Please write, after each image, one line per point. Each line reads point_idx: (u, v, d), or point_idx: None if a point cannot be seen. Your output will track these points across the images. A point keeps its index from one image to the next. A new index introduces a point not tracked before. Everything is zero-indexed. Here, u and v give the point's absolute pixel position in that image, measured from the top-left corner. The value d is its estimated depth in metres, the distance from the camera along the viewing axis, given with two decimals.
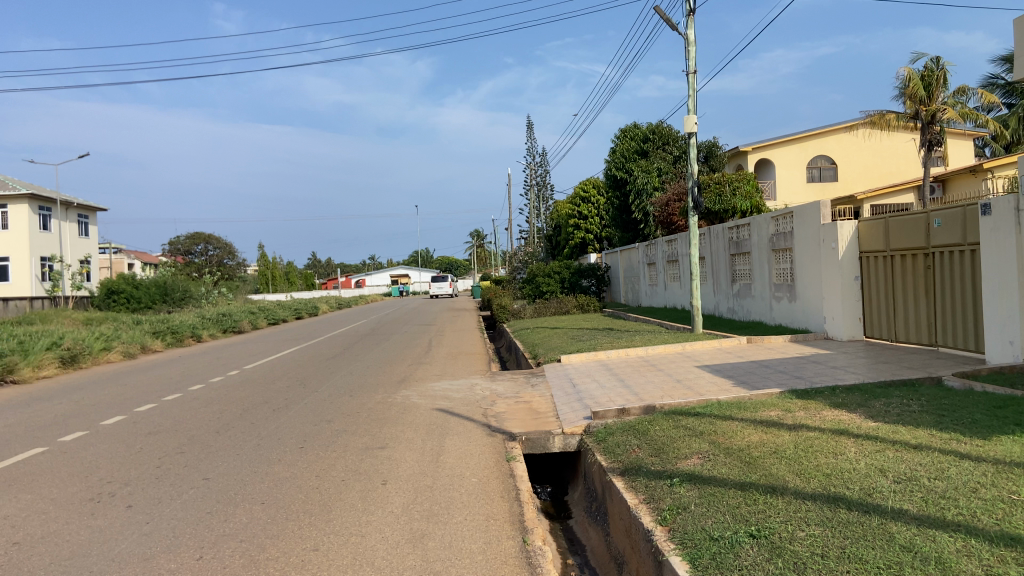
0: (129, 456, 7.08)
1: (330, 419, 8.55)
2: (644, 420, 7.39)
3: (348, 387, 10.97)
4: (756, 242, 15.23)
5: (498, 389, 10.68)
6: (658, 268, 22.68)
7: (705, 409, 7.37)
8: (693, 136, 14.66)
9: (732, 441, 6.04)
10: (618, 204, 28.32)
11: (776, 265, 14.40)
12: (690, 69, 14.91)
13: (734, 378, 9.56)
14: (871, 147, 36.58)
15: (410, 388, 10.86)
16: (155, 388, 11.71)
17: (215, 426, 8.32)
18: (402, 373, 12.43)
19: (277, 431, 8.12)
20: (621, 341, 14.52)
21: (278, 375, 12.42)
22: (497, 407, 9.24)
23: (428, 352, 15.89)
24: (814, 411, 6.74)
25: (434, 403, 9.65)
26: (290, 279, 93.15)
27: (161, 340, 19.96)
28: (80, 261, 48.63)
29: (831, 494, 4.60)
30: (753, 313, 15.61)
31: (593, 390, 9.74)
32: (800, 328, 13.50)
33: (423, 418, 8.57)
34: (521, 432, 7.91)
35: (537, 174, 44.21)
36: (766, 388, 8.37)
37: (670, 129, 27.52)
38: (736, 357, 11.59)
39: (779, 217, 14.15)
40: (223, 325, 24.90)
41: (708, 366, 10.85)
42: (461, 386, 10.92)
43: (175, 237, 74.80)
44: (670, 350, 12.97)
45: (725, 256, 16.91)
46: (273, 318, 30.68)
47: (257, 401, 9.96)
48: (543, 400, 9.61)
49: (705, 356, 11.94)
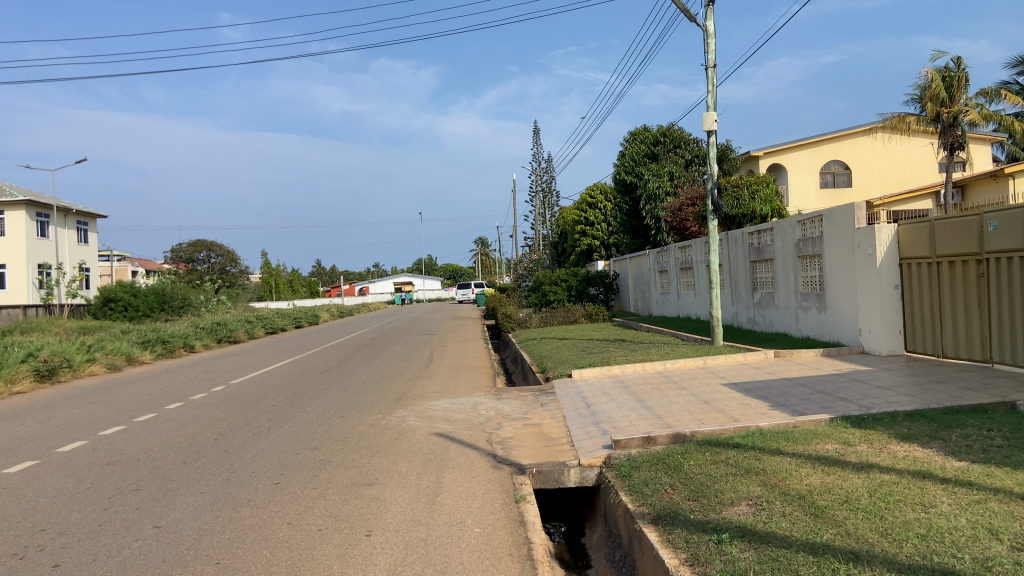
0: (73, 494, 6.05)
1: (314, 447, 7.52)
2: (675, 452, 6.36)
3: (339, 406, 9.96)
4: (780, 248, 14.22)
5: (504, 409, 9.66)
6: (670, 276, 21.68)
7: (745, 439, 6.33)
8: (713, 134, 13.70)
9: (790, 484, 5.00)
10: (628, 209, 27.23)
11: (804, 273, 13.37)
12: (710, 62, 13.93)
13: (770, 399, 8.51)
14: (886, 152, 35.59)
15: (407, 407, 9.82)
16: (129, 406, 10.69)
17: (181, 454, 7.31)
18: (399, 390, 11.41)
19: (253, 460, 7.09)
20: (636, 353, 13.48)
21: (265, 393, 11.40)
22: (503, 431, 8.21)
23: (430, 365, 14.88)
24: (878, 446, 5.70)
25: (433, 426, 8.61)
26: (294, 286, 92.30)
27: (150, 351, 18.98)
28: (78, 268, 47.73)
29: (938, 568, 3.57)
30: (776, 324, 14.59)
31: (611, 412, 8.70)
32: (830, 340, 12.46)
33: (419, 446, 7.54)
34: (531, 463, 6.87)
35: (542, 180, 43.30)
36: (811, 412, 7.33)
37: (681, 131, 26.66)
38: (766, 373, 10.53)
39: (807, 221, 13.12)
40: (219, 335, 23.94)
41: (738, 384, 9.79)
42: (464, 406, 9.90)
43: (177, 243, 73.76)
44: (691, 365, 11.91)
45: (745, 263, 15.89)
46: (272, 328, 29.70)
47: (236, 423, 8.95)
48: (554, 423, 8.58)
49: (732, 372, 10.87)
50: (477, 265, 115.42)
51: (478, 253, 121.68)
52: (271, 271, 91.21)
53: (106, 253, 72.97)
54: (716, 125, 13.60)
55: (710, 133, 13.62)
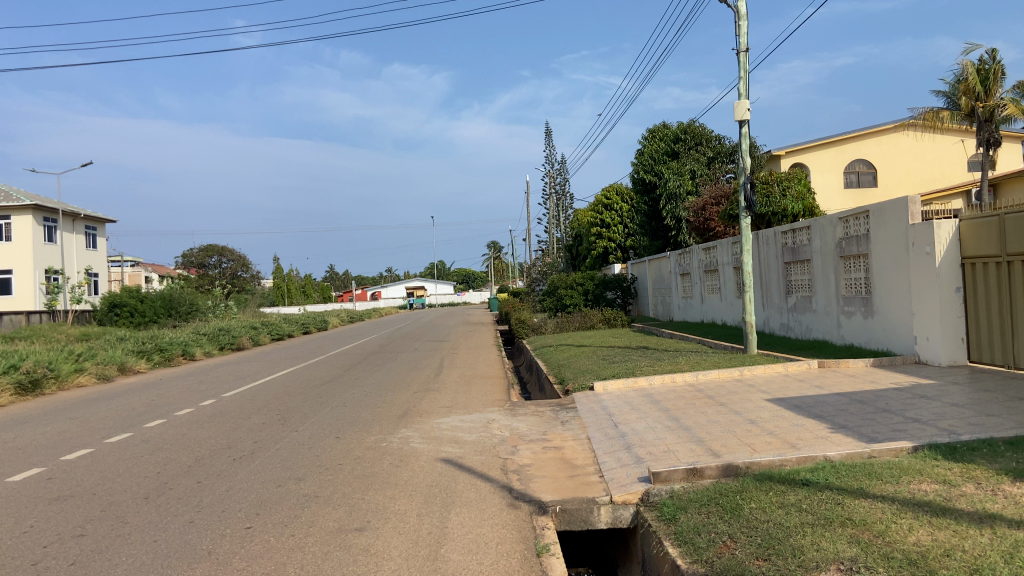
0: (1, 542, 4.99)
1: (300, 477, 6.45)
2: (730, 490, 5.25)
3: (334, 424, 8.95)
4: (818, 248, 13.09)
5: (520, 429, 8.56)
6: (693, 280, 20.55)
7: (814, 474, 5.23)
8: (746, 125, 12.61)
9: (894, 545, 3.89)
10: (647, 210, 26.05)
11: (846, 275, 12.24)
12: (741, 46, 12.83)
13: (827, 418, 7.37)
14: (913, 151, 34.28)
15: (412, 426, 8.75)
16: (106, 424, 9.68)
17: (145, 489, 6.26)
18: (403, 404, 10.35)
19: (227, 494, 6.03)
20: (663, 362, 12.37)
21: (257, 408, 10.36)
22: (520, 457, 7.12)
23: (439, 375, 13.82)
24: (988, 488, 4.58)
25: (439, 450, 7.53)
26: (306, 291, 91.72)
27: (145, 360, 18.04)
28: (86, 272, 47.06)
29: None
30: (814, 331, 13.44)
31: (643, 433, 7.57)
32: (879, 348, 11.33)
33: (423, 476, 6.46)
34: (555, 499, 5.77)
35: (555, 182, 42.20)
36: (885, 439, 6.20)
37: (702, 128, 25.49)
38: (814, 387, 9.37)
39: (850, 218, 11.99)
40: (221, 341, 23.01)
41: (784, 399, 8.65)
42: (475, 424, 8.83)
43: (188, 248, 73.33)
44: (726, 377, 10.77)
45: (778, 265, 14.76)
46: (278, 334, 28.76)
47: (217, 445, 7.91)
48: (578, 446, 7.49)
49: (774, 386, 9.72)
50: (491, 270, 114.27)
51: (490, 257, 120.52)
52: (284, 278, 90.54)
53: (119, 258, 72.60)
54: (750, 114, 12.51)
55: (743, 123, 12.54)
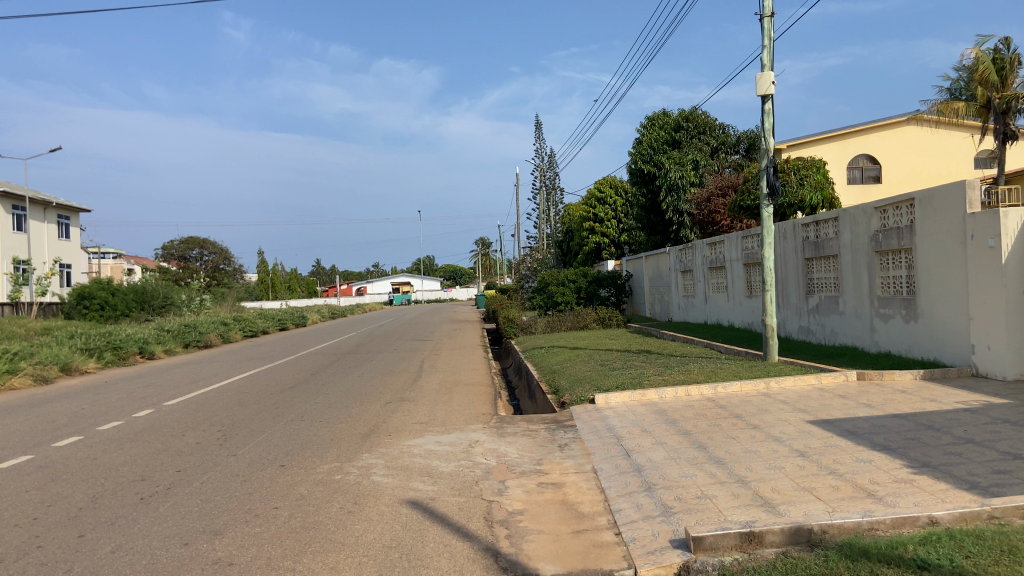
0: None
1: (218, 530, 4.85)
2: (811, 570, 3.68)
3: (282, 446, 7.32)
4: (847, 243, 11.61)
5: (511, 455, 6.96)
6: (696, 277, 19.03)
7: (930, 552, 3.68)
8: (769, 101, 11.12)
9: None
10: (645, 203, 24.47)
11: (883, 273, 10.78)
12: (765, 12, 11.32)
13: (900, 453, 5.84)
14: (917, 147, 32.97)
15: (376, 450, 7.12)
16: (8, 441, 8.00)
17: (1, 548, 4.61)
18: (371, 419, 8.73)
19: (110, 558, 4.42)
20: (674, 370, 10.80)
21: (196, 422, 8.71)
22: (510, 499, 5.53)
23: (417, 382, 12.21)
24: None
25: (408, 486, 5.91)
26: (291, 286, 89.73)
27: (95, 359, 16.37)
28: (57, 264, 45.07)
29: None
30: (840, 336, 11.96)
31: (665, 467, 5.97)
32: (923, 358, 9.86)
33: (383, 529, 4.84)
34: (558, 572, 4.16)
35: (546, 176, 40.64)
36: (996, 492, 4.65)
37: (705, 116, 23.98)
38: (861, 404, 7.84)
39: (888, 207, 10.54)
40: (185, 339, 21.29)
41: (832, 422, 7.10)
42: (455, 449, 7.22)
43: (169, 240, 71.28)
44: (750, 390, 9.21)
45: (797, 261, 13.28)
46: (251, 330, 27.05)
47: (129, 476, 6.29)
48: (584, 484, 5.91)
49: (811, 403, 8.16)
50: (478, 267, 112.64)
51: (478, 252, 118.58)
52: (268, 273, 88.57)
53: (96, 249, 70.40)
54: (774, 88, 11.00)
55: (765, 98, 11.05)
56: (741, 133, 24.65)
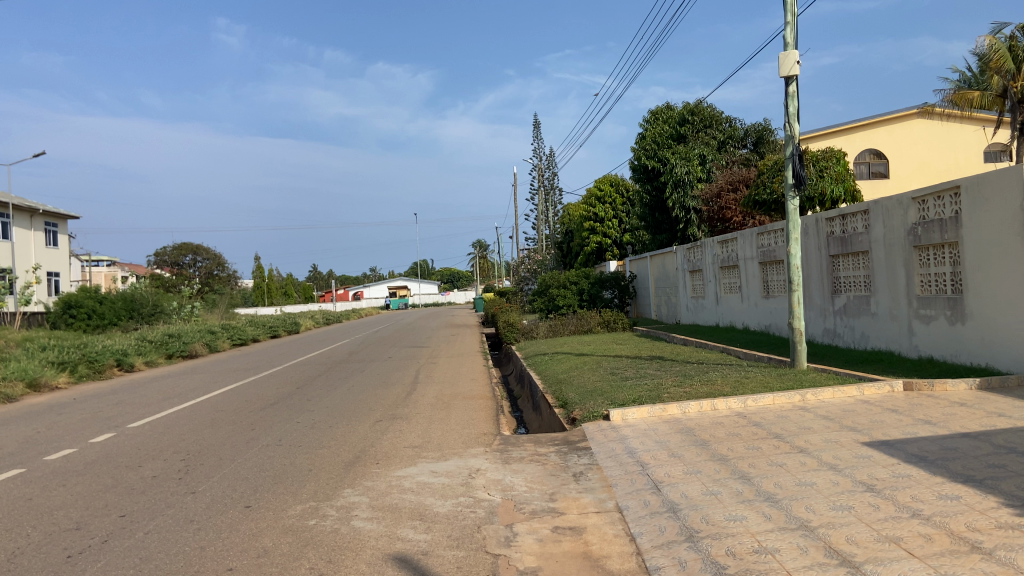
0: None
1: None
2: None
3: (250, 482, 6.28)
4: (879, 237, 10.61)
5: (519, 489, 5.93)
6: (707, 277, 18.01)
7: None
8: (793, 83, 10.12)
9: None
10: (649, 200, 23.45)
11: (922, 270, 9.78)
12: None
13: (992, 486, 4.83)
14: (925, 140, 31.98)
15: (361, 485, 6.09)
16: None
17: None
18: (358, 443, 7.70)
19: None
20: (694, 380, 9.78)
21: (159, 450, 7.69)
22: (522, 551, 4.50)
23: (411, 396, 11.17)
24: None
25: (396, 533, 4.88)
26: (287, 291, 88.72)
27: (68, 373, 15.34)
28: (45, 273, 43.94)
29: None
30: (872, 339, 10.95)
31: (706, 506, 4.95)
32: (973, 364, 8.86)
33: None
34: None
35: (544, 176, 39.64)
36: None
37: (711, 109, 23.02)
38: (920, 420, 6.83)
39: (928, 197, 9.55)
40: (168, 349, 20.26)
41: (892, 444, 6.07)
42: (452, 481, 6.17)
43: (162, 247, 70.20)
44: (784, 403, 8.19)
45: (822, 258, 12.26)
46: (241, 338, 25.99)
47: (60, 526, 5.27)
48: (611, 528, 4.87)
49: (860, 418, 7.13)
50: (476, 268, 111.69)
51: (476, 253, 117.63)
52: (264, 279, 87.45)
53: (87, 257, 69.26)
54: (799, 68, 10.01)
55: (789, 80, 10.05)
56: (749, 126, 23.68)
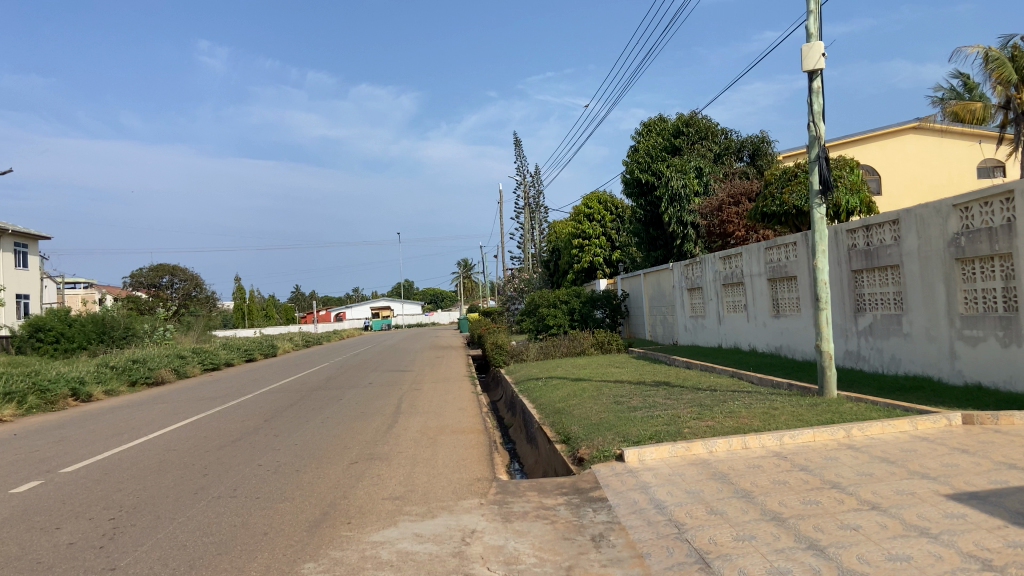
0: None
1: None
2: None
3: (187, 552, 5.01)
4: (912, 249, 9.54)
5: (528, 561, 4.69)
6: (708, 295, 16.92)
7: None
8: (818, 78, 9.09)
9: None
10: (644, 215, 22.43)
11: (966, 286, 8.72)
12: None
13: None
14: (918, 156, 31.24)
15: (326, 555, 4.84)
16: None
17: None
18: (328, 494, 6.45)
19: None
20: (714, 411, 8.60)
21: (87, 505, 6.39)
22: None
23: (392, 430, 9.91)
24: None
25: None
26: (268, 312, 86.92)
27: (15, 404, 13.96)
28: (14, 295, 42.25)
29: None
30: (905, 363, 9.87)
31: None
32: None
33: None
34: None
35: (530, 194, 38.67)
36: None
37: (708, 120, 22.13)
38: (1002, 464, 5.69)
39: (973, 204, 8.50)
40: (132, 375, 18.87)
41: (984, 498, 4.92)
42: (441, 549, 4.94)
43: (138, 268, 68.39)
44: (826, 440, 7.03)
45: (843, 273, 11.18)
46: (213, 363, 24.60)
47: None
48: None
49: (928, 460, 5.98)
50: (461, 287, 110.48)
51: (459, 273, 116.51)
52: (243, 300, 85.76)
53: (62, 280, 67.24)
54: (824, 61, 8.97)
55: (813, 75, 9.01)
56: (746, 137, 22.69)
